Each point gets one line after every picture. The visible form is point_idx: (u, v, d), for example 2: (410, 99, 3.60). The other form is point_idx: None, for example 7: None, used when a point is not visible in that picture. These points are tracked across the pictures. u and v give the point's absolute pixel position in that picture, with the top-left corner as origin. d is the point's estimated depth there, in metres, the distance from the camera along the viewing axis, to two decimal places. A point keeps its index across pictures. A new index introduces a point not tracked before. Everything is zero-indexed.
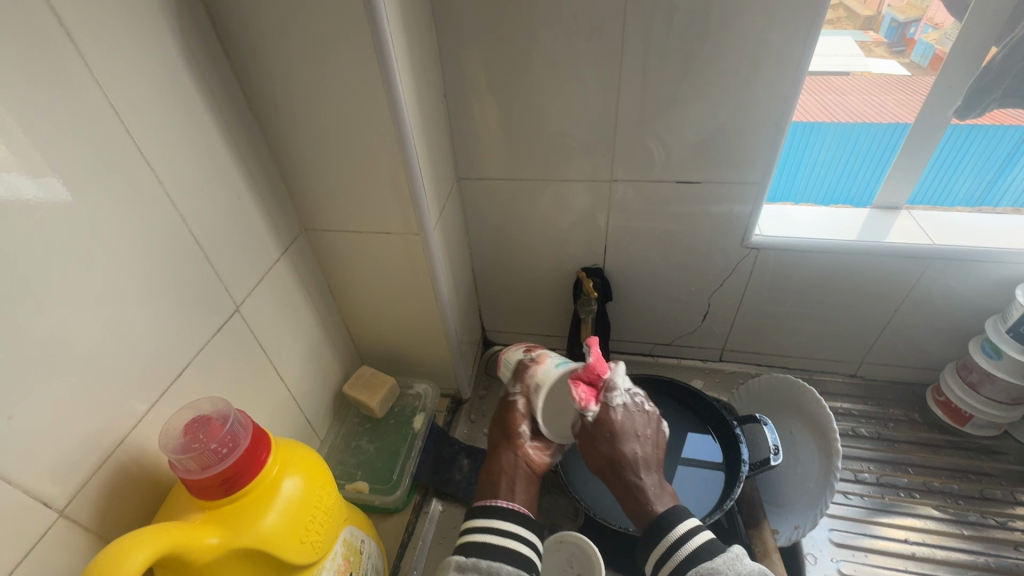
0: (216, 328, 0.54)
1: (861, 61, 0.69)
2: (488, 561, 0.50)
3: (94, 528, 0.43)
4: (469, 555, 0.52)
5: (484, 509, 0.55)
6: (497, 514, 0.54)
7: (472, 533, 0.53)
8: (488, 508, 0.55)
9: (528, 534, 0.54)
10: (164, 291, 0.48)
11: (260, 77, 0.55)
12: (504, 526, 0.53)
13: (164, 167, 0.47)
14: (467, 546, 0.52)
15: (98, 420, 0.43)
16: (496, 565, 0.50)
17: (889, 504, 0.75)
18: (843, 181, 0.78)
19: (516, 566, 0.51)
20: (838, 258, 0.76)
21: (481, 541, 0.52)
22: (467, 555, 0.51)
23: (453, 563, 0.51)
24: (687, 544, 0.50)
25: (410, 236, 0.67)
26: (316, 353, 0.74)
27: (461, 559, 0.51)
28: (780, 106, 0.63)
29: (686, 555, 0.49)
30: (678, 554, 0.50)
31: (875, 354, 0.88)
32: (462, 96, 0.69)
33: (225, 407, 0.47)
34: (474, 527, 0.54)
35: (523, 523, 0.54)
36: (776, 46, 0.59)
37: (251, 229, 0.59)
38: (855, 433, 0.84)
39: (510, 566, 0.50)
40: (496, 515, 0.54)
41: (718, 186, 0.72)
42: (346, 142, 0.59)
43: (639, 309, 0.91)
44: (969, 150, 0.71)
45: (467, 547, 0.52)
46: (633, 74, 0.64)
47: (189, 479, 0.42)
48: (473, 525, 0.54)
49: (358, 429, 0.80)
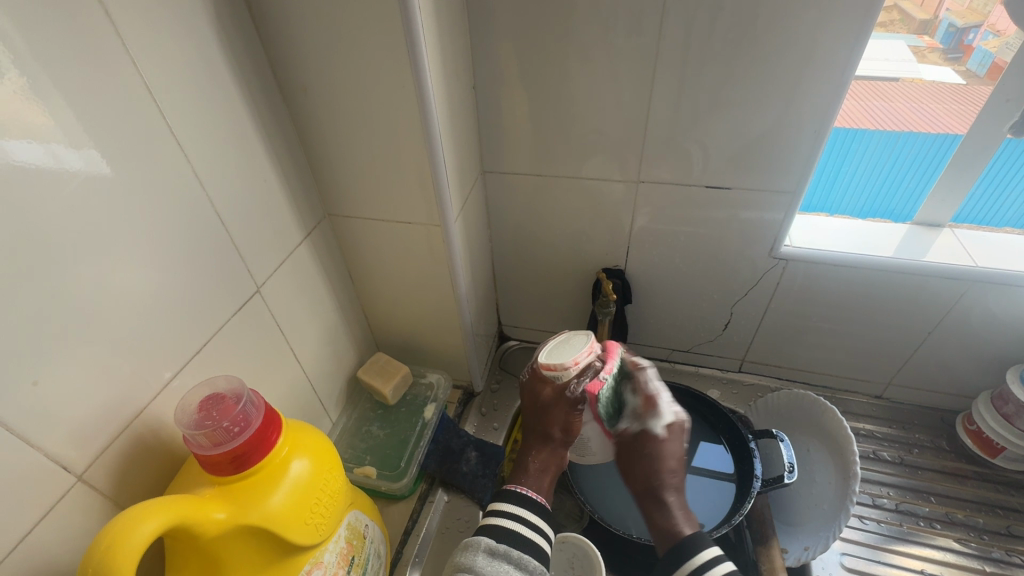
0: (236, 307, 0.55)
1: (914, 67, 0.65)
2: (520, 552, 0.51)
3: (111, 495, 0.44)
4: (500, 541, 0.52)
5: (513, 496, 0.56)
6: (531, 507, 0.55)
7: (506, 519, 0.53)
8: (520, 496, 0.55)
9: (545, 527, 0.55)
10: (187, 267, 0.49)
11: (291, 60, 0.55)
12: (535, 520, 0.54)
13: (194, 145, 0.48)
14: (499, 527, 0.53)
15: (119, 391, 0.44)
16: (527, 558, 0.51)
17: (907, 533, 0.73)
18: (883, 192, 0.74)
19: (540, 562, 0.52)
20: (871, 275, 0.73)
21: (509, 526, 0.53)
22: (497, 540, 0.52)
23: (482, 545, 0.51)
24: (709, 570, 0.49)
25: (431, 227, 0.67)
26: (333, 336, 0.75)
27: (489, 542, 0.51)
28: (822, 114, 0.61)
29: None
30: (697, 574, 0.49)
31: (903, 377, 0.84)
32: (491, 87, 0.68)
33: (239, 385, 0.47)
34: (501, 510, 0.55)
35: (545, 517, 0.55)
36: (821, 48, 0.56)
37: (275, 211, 0.60)
38: (876, 456, 0.81)
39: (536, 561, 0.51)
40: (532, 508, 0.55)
41: (749, 193, 0.70)
42: (372, 131, 0.59)
43: (659, 314, 0.89)
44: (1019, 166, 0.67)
45: (497, 530, 0.53)
46: (669, 72, 0.62)
47: (202, 454, 0.43)
48: (506, 510, 0.54)
49: (367, 413, 0.81)
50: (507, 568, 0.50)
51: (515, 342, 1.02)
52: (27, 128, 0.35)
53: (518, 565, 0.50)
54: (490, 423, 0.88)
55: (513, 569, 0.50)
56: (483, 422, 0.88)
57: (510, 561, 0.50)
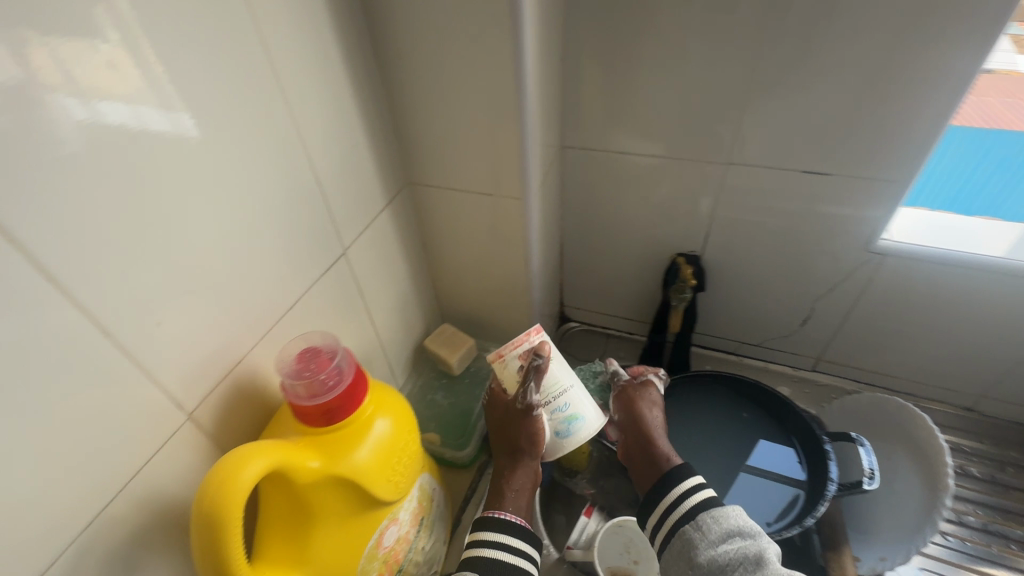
0: (325, 268, 0.57)
1: (1014, 59, 0.56)
2: None
3: (213, 436, 0.47)
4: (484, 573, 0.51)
5: (493, 523, 0.55)
6: (509, 530, 0.55)
7: (489, 552, 0.53)
8: (498, 523, 0.55)
9: (528, 547, 0.55)
10: (285, 225, 0.51)
11: (388, 24, 0.55)
12: (518, 545, 0.54)
13: (298, 106, 0.49)
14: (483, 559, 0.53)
15: (223, 339, 0.46)
16: None
17: (995, 555, 0.68)
18: (965, 192, 0.69)
19: None
20: (980, 277, 0.67)
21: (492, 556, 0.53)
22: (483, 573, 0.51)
23: None
24: (688, 500, 0.53)
25: (510, 201, 0.66)
26: (404, 304, 0.76)
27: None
28: (947, 96, 0.56)
29: (686, 509, 0.52)
30: (678, 510, 0.53)
31: (1001, 390, 0.78)
32: (580, 59, 0.66)
33: (332, 341, 0.48)
34: (480, 540, 0.54)
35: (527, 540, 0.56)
36: (958, 22, 0.51)
37: (363, 176, 0.60)
38: (963, 471, 0.76)
39: None
40: (511, 533, 0.55)
41: (850, 181, 0.65)
42: (462, 100, 0.58)
43: (731, 304, 0.85)
44: None
45: (481, 563, 0.52)
46: (776, 46, 0.58)
47: (298, 404, 0.44)
48: (487, 545, 0.54)
49: (433, 379, 0.82)
50: None
51: (575, 324, 1.01)
52: (142, 87, 0.36)
53: None
54: None
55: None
56: None
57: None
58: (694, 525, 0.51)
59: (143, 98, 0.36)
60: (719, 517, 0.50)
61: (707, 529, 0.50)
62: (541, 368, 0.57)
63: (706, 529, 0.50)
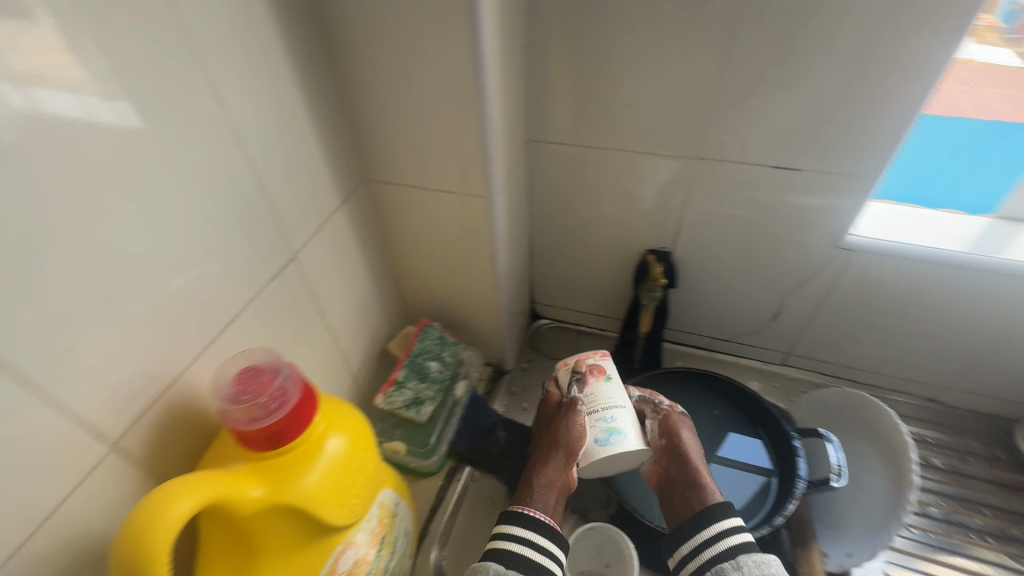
0: (272, 274, 0.53)
1: (968, 50, 0.55)
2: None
3: (145, 464, 0.43)
4: (509, 567, 0.53)
5: (524, 518, 0.56)
6: (534, 526, 0.55)
7: (513, 543, 0.54)
8: (528, 519, 0.56)
9: (553, 547, 0.55)
10: (223, 231, 0.46)
11: (335, 8, 0.50)
12: (548, 543, 0.55)
13: (232, 99, 0.44)
14: (502, 552, 0.54)
15: (152, 359, 0.42)
16: None
17: (955, 545, 0.69)
18: (929, 177, 0.67)
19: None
20: (943, 272, 0.67)
21: (513, 550, 0.54)
22: (507, 568, 0.52)
23: (492, 569, 0.52)
24: (722, 542, 0.55)
25: (473, 199, 0.63)
26: (365, 307, 0.72)
27: (493, 565, 0.53)
28: (917, 91, 0.54)
29: (721, 550, 0.54)
30: (713, 547, 0.55)
31: (963, 381, 0.79)
32: (546, 48, 0.63)
33: (276, 356, 0.45)
34: (507, 534, 0.55)
35: (550, 536, 0.56)
36: (930, 14, 0.50)
37: (313, 174, 0.56)
38: (926, 462, 0.77)
39: None
40: (532, 527, 0.55)
41: (820, 175, 0.64)
42: (418, 91, 0.54)
43: (703, 300, 0.84)
44: None
45: (503, 555, 0.54)
46: (747, 36, 0.55)
47: (237, 429, 0.41)
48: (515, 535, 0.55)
49: (434, 350, 0.76)
50: None
51: (547, 320, 0.99)
52: (69, 70, 0.32)
53: None
54: (520, 403, 0.86)
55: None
56: (513, 401, 0.87)
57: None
58: (735, 565, 0.53)
59: (75, 84, 0.33)
60: (760, 563, 0.53)
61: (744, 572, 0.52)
62: (580, 373, 0.62)
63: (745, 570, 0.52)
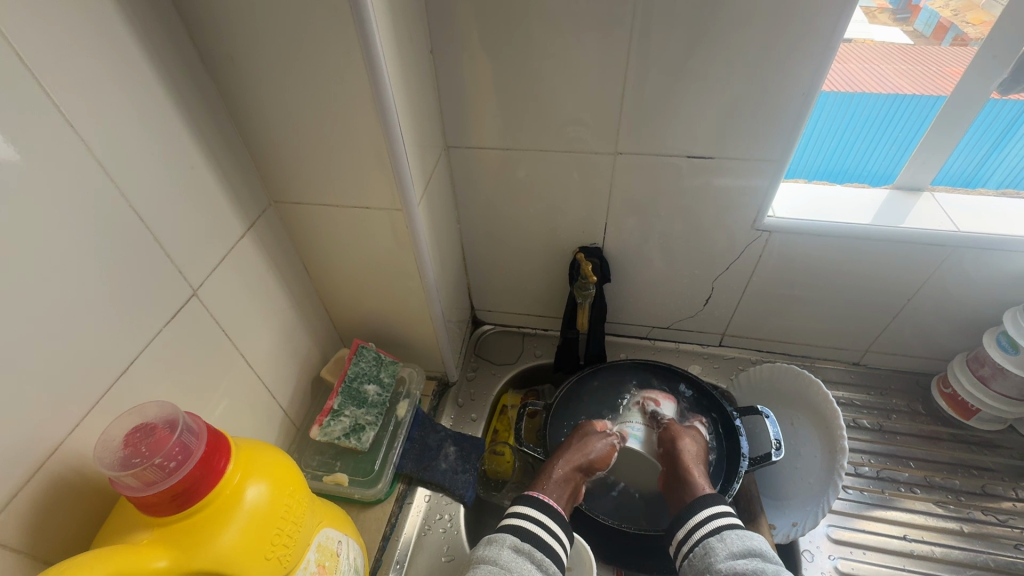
0: (169, 316, 0.48)
1: (865, 29, 0.63)
2: (541, 554, 0.58)
3: (28, 549, 0.38)
4: (523, 541, 0.59)
5: (533, 501, 0.63)
6: (543, 509, 0.62)
7: (526, 522, 0.61)
8: (533, 501, 0.63)
9: (561, 534, 0.61)
10: (100, 276, 0.42)
11: (211, 22, 0.46)
12: (555, 526, 0.61)
13: (94, 131, 0.40)
14: (521, 530, 0.60)
15: (23, 431, 0.37)
16: (546, 561, 0.58)
17: (887, 499, 0.73)
18: (838, 152, 0.71)
19: (547, 557, 0.58)
20: (852, 245, 0.71)
21: (530, 531, 0.60)
22: (522, 539, 0.59)
23: (508, 542, 0.59)
24: (714, 521, 0.60)
25: (391, 213, 0.60)
26: (289, 336, 0.68)
27: (504, 544, 0.58)
28: (810, 76, 0.57)
29: (711, 529, 0.60)
30: (706, 527, 0.60)
31: (881, 344, 0.84)
32: (452, 52, 0.61)
33: (173, 410, 0.41)
34: (522, 512, 0.62)
35: (555, 519, 0.62)
36: (813, 3, 0.51)
37: (209, 203, 0.52)
38: (856, 424, 0.81)
39: (553, 565, 0.58)
40: (546, 511, 0.62)
41: (731, 162, 0.66)
42: (315, 106, 0.51)
43: (638, 291, 0.85)
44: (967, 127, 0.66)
45: (521, 531, 0.60)
46: (647, 31, 0.56)
47: (133, 497, 0.37)
48: (525, 515, 0.61)
49: (370, 372, 0.73)
50: (528, 565, 0.57)
51: (490, 326, 0.97)
52: None
53: (538, 564, 0.57)
54: (469, 414, 0.84)
55: (534, 568, 0.57)
56: (461, 413, 0.84)
57: (533, 560, 0.58)
58: (719, 539, 0.59)
59: None
60: (740, 536, 0.59)
61: (727, 543, 0.58)
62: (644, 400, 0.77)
63: (729, 542, 0.58)
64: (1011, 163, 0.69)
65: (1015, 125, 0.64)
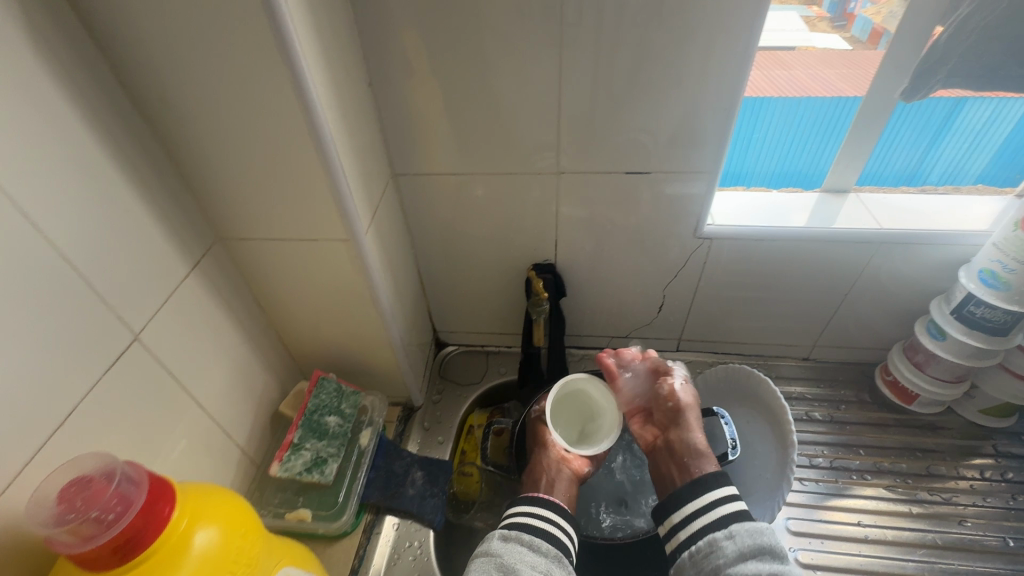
0: (110, 363, 0.47)
1: (806, 36, 0.66)
2: (530, 536, 0.58)
3: None
4: (512, 530, 0.59)
5: (530, 498, 0.63)
6: (541, 501, 0.62)
7: (517, 516, 0.61)
8: (532, 498, 0.63)
9: (560, 519, 0.61)
10: (32, 329, 0.41)
11: (141, 68, 0.47)
12: (551, 514, 0.61)
13: (20, 185, 0.39)
14: (513, 521, 0.60)
15: None
16: (538, 541, 0.58)
17: (842, 487, 0.76)
18: (791, 156, 0.76)
19: (552, 544, 0.58)
20: (788, 246, 0.74)
21: (524, 521, 0.60)
22: (510, 529, 0.59)
23: (496, 535, 0.59)
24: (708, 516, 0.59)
25: (338, 243, 0.61)
26: (244, 373, 0.67)
27: (498, 535, 0.59)
28: (729, 94, 0.60)
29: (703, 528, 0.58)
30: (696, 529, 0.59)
31: (827, 337, 0.88)
32: (391, 84, 0.63)
33: (111, 462, 0.40)
34: (518, 510, 0.62)
35: (559, 511, 0.61)
36: (723, 29, 0.55)
37: (148, 245, 0.51)
38: (809, 417, 0.85)
39: (549, 545, 0.58)
40: (540, 503, 0.62)
41: (667, 175, 0.69)
42: (254, 145, 0.52)
43: (594, 303, 0.88)
44: (906, 123, 0.70)
45: (511, 524, 0.61)
46: (575, 59, 0.59)
47: (71, 554, 0.36)
48: (517, 510, 0.62)
49: (331, 404, 0.72)
50: (520, 549, 0.57)
51: (453, 347, 0.98)
52: None
53: (530, 546, 0.57)
54: (435, 437, 0.84)
55: (526, 550, 0.57)
56: (427, 437, 0.84)
57: (522, 543, 0.57)
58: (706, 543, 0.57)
59: None
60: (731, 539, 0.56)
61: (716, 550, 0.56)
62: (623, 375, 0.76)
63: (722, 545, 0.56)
64: (951, 155, 0.73)
65: (950, 119, 0.69)
